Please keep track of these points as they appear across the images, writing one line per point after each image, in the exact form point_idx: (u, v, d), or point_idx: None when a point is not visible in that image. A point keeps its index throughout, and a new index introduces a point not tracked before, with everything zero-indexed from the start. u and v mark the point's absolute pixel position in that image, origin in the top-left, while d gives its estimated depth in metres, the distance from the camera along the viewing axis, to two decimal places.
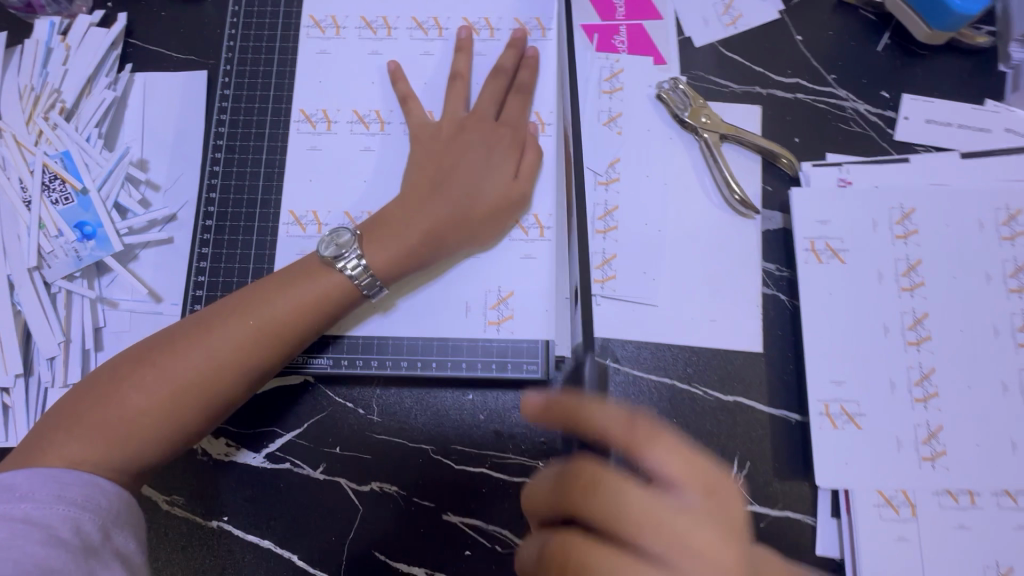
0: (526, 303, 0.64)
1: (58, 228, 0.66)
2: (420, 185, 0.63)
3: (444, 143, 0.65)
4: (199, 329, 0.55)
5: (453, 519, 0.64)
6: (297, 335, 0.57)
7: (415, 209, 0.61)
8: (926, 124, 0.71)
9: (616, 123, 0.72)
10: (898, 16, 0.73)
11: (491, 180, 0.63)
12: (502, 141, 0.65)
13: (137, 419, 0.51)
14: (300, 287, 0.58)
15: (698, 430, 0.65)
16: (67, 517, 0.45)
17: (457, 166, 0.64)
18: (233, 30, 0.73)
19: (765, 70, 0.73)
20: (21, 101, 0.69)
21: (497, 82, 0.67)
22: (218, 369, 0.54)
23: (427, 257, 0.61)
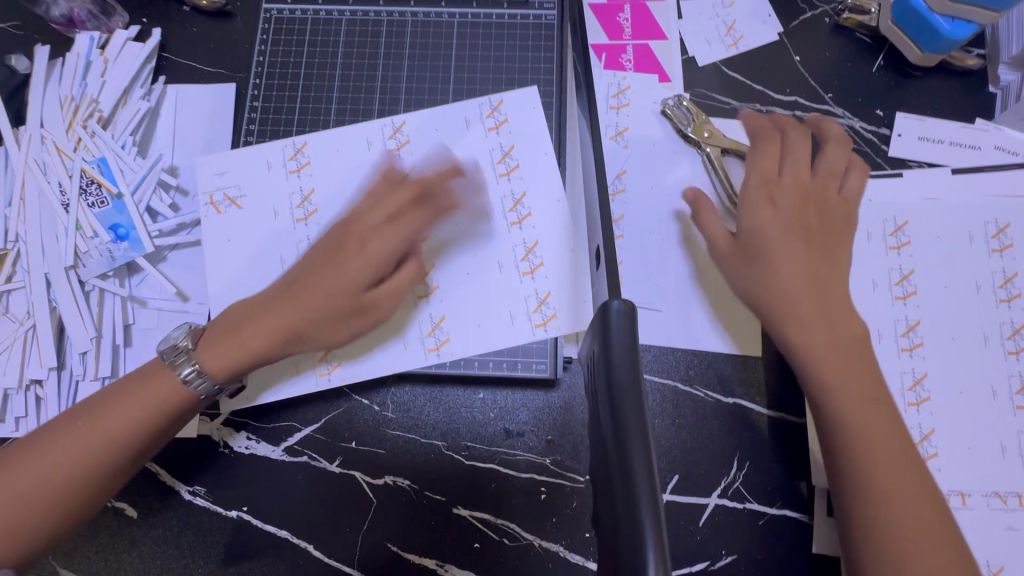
0: (461, 324, 0.65)
1: (94, 230, 0.70)
2: (278, 283, 0.60)
3: (325, 254, 0.60)
4: (65, 430, 0.55)
5: (463, 512, 0.66)
6: (136, 439, 0.55)
7: (256, 317, 0.58)
8: (918, 140, 0.74)
9: (623, 137, 0.76)
10: (891, 39, 0.76)
11: (337, 287, 0.58)
12: (358, 245, 0.60)
13: (22, 497, 0.52)
14: (133, 395, 0.56)
15: (699, 430, 0.68)
16: None
17: (313, 271, 0.59)
18: (263, 46, 0.75)
19: (765, 88, 0.77)
20: (62, 110, 0.73)
21: (392, 184, 0.63)
22: (60, 478, 0.53)
23: (257, 366, 0.58)
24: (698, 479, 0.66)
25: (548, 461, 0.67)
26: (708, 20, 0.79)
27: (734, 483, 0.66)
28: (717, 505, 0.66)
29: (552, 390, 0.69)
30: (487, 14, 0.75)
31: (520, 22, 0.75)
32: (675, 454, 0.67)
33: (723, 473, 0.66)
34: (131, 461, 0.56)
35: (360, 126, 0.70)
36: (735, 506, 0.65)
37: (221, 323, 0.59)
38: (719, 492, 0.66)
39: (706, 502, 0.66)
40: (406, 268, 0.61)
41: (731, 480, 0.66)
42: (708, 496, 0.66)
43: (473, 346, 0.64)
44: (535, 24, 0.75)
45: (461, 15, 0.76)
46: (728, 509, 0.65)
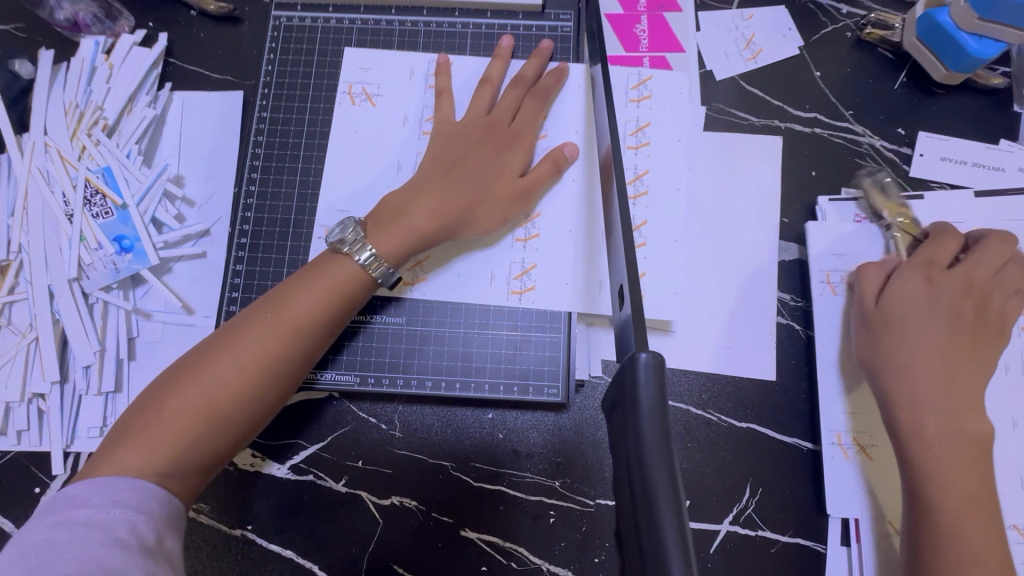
0: (552, 273, 0.66)
1: (98, 241, 0.68)
2: (433, 171, 0.63)
3: (463, 139, 0.65)
4: (231, 333, 0.55)
5: (471, 534, 0.65)
6: (315, 331, 0.57)
7: (422, 193, 0.61)
8: (940, 161, 0.73)
9: (643, 133, 0.71)
10: (915, 55, 0.75)
11: (496, 175, 0.64)
12: (509, 140, 0.65)
13: (205, 403, 0.52)
14: (309, 283, 0.57)
15: (713, 454, 0.66)
16: (125, 519, 0.46)
17: (468, 158, 0.64)
18: (272, 54, 0.73)
19: (785, 104, 0.75)
20: (66, 117, 0.71)
21: (517, 89, 0.67)
22: (257, 363, 0.54)
23: (432, 239, 0.61)
24: (710, 504, 0.65)
25: (557, 485, 0.66)
26: (726, 33, 0.78)
27: (747, 509, 0.65)
28: (729, 532, 0.65)
29: (563, 411, 0.68)
30: (501, 25, 0.74)
31: (535, 33, 0.73)
32: (687, 478, 0.66)
33: (736, 500, 0.65)
34: (310, 353, 0.57)
35: (395, 105, 0.70)
36: (748, 534, 0.64)
37: (386, 207, 0.61)
38: (731, 518, 0.65)
39: (718, 528, 0.65)
40: (544, 165, 0.64)
41: (744, 507, 0.65)
42: (720, 523, 0.65)
43: (558, 300, 0.65)
44: (550, 35, 0.73)
45: (475, 25, 0.74)
46: (740, 536, 0.64)
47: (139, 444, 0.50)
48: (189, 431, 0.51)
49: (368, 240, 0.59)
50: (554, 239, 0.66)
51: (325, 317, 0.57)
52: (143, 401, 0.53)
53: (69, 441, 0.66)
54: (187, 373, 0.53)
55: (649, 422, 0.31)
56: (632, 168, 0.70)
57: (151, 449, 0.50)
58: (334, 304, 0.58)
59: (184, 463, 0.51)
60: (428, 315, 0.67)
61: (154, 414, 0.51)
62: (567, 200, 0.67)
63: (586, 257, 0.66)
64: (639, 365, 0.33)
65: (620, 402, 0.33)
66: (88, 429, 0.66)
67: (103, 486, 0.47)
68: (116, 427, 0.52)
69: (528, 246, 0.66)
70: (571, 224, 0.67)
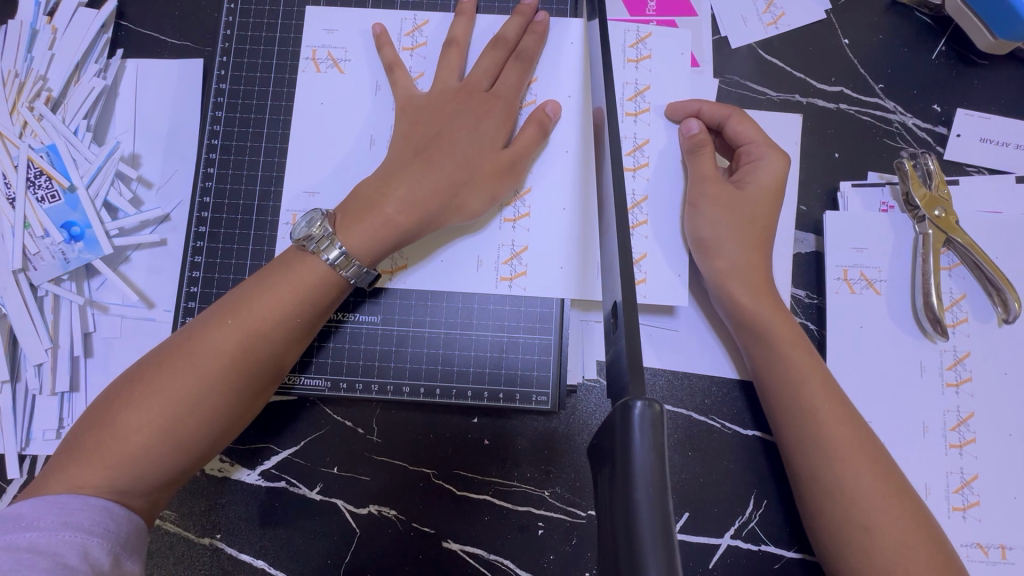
0: (543, 256, 0.59)
1: (44, 228, 0.62)
2: (404, 153, 0.56)
3: (435, 113, 0.58)
4: (189, 338, 0.49)
5: (454, 546, 0.61)
6: (284, 333, 0.51)
7: (395, 179, 0.55)
8: (979, 142, 0.65)
9: (643, 98, 0.63)
10: (958, 20, 0.66)
11: (480, 152, 0.57)
12: (486, 110, 0.58)
13: (163, 417, 0.46)
14: (277, 282, 0.51)
15: (716, 464, 0.61)
16: (76, 542, 0.41)
17: (443, 134, 0.57)
18: (230, 17, 0.65)
19: (807, 76, 0.67)
20: (5, 88, 0.64)
21: (495, 53, 0.60)
22: (220, 371, 0.48)
23: (413, 227, 0.54)
24: (710, 517, 0.61)
25: (547, 494, 0.61)
26: None
27: (750, 523, 0.60)
28: (729, 547, 0.60)
29: (553, 416, 0.62)
30: None
31: None
32: (686, 489, 0.61)
33: (738, 513, 0.60)
34: (280, 358, 0.52)
35: (366, 68, 0.62)
36: (750, 549, 0.60)
37: (358, 197, 0.54)
38: (732, 532, 0.60)
39: (718, 543, 0.60)
40: (529, 128, 0.58)
41: (746, 520, 0.60)
42: (720, 537, 0.60)
43: (553, 286, 0.59)
44: None
45: None
46: (741, 551, 0.60)
47: (89, 464, 0.44)
48: (144, 448, 0.46)
49: (336, 236, 0.52)
50: (545, 226, 0.60)
51: (296, 316, 0.51)
52: (91, 415, 0.47)
53: (23, 445, 0.62)
54: (141, 382, 0.47)
55: (642, 484, 0.26)
56: (631, 137, 0.62)
57: (102, 469, 0.45)
58: (305, 304, 0.52)
59: (139, 482, 0.46)
60: (405, 314, 0.61)
61: (104, 430, 0.46)
62: (559, 184, 0.60)
63: (581, 243, 0.59)
64: (633, 418, 0.27)
65: (609, 459, 0.28)
66: (43, 431, 0.62)
67: (49, 506, 0.42)
68: (61, 445, 0.46)
69: (518, 227, 0.60)
70: (561, 210, 0.60)
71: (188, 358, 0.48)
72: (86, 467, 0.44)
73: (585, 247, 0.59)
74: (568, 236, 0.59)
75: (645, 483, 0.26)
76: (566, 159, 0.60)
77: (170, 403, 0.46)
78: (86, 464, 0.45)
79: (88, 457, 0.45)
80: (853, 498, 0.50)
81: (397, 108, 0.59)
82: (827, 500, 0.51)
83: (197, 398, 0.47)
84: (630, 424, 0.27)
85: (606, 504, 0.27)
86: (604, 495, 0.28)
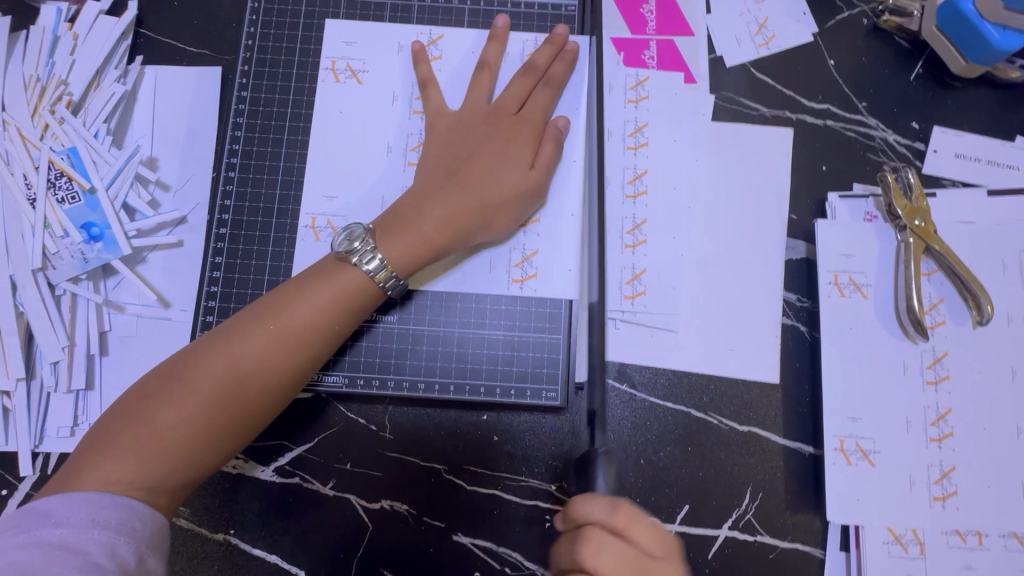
0: (552, 259, 0.63)
1: (64, 229, 0.64)
2: (438, 173, 0.59)
3: (464, 134, 0.61)
4: (227, 339, 0.51)
5: (464, 539, 0.63)
6: (318, 340, 0.53)
7: (429, 198, 0.57)
8: (954, 158, 0.70)
9: (642, 133, 0.70)
10: (933, 45, 0.71)
11: (506, 171, 0.59)
12: (515, 135, 0.60)
13: (199, 415, 0.48)
14: (315, 289, 0.53)
15: (713, 458, 0.65)
16: (103, 541, 0.42)
17: (474, 158, 0.59)
18: (251, 28, 0.67)
19: (797, 94, 0.72)
20: (26, 92, 0.66)
21: (525, 78, 0.63)
22: (256, 375, 0.50)
23: (446, 244, 0.57)
24: (710, 509, 0.64)
25: (554, 488, 0.64)
26: (737, 16, 0.73)
27: (746, 515, 0.63)
28: (727, 538, 0.63)
29: (560, 413, 0.65)
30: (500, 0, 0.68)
31: (538, 11, 0.68)
32: (686, 483, 0.64)
33: (735, 505, 0.64)
34: (312, 364, 0.54)
35: (386, 79, 0.65)
36: (746, 539, 0.63)
37: (394, 214, 0.57)
38: (730, 524, 0.63)
39: (716, 533, 0.63)
40: (547, 146, 0.60)
41: (743, 511, 0.63)
42: (719, 528, 0.63)
43: (561, 288, 0.63)
44: (553, 14, 0.68)
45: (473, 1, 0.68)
46: (738, 541, 0.63)
47: (126, 458, 0.46)
48: (180, 445, 0.48)
49: (376, 249, 0.55)
50: (554, 231, 0.63)
51: (329, 324, 0.53)
52: (126, 406, 0.49)
53: (37, 442, 0.62)
54: (179, 377, 0.49)
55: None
56: (632, 167, 0.70)
57: (136, 461, 0.46)
58: (340, 313, 0.54)
59: (172, 478, 0.48)
60: (421, 314, 0.63)
61: (141, 425, 0.47)
62: (568, 192, 0.63)
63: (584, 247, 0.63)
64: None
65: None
66: (57, 428, 0.63)
67: (78, 503, 0.44)
68: (94, 434, 0.48)
69: (528, 231, 0.63)
70: (568, 217, 0.63)
71: (225, 359, 0.50)
72: (119, 458, 0.46)
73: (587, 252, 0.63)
74: (574, 242, 0.63)
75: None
76: (574, 168, 0.64)
77: (205, 402, 0.49)
78: (120, 454, 0.46)
79: (123, 448, 0.46)
80: None
81: (429, 124, 0.62)
82: None
83: (232, 398, 0.49)
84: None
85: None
86: None
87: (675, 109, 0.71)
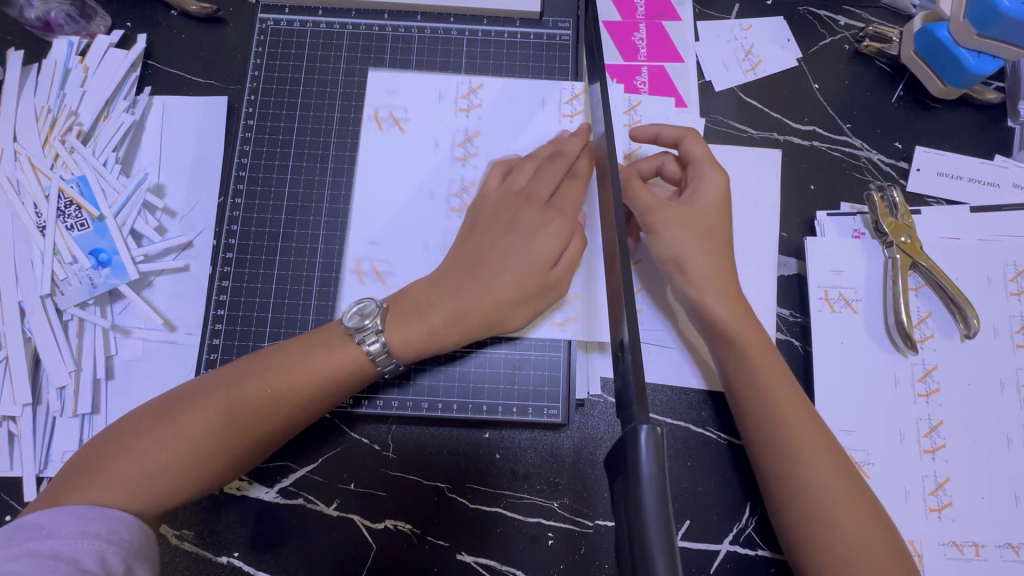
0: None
1: (73, 255, 0.65)
2: (459, 262, 0.60)
3: (491, 221, 0.61)
4: (225, 384, 0.52)
5: (467, 558, 0.63)
6: (313, 401, 0.54)
7: (446, 293, 0.58)
8: (937, 176, 0.73)
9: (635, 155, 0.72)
10: (911, 69, 0.74)
11: (524, 262, 0.58)
12: (543, 222, 0.60)
13: (187, 455, 0.49)
14: (317, 353, 0.55)
15: (712, 474, 0.65)
16: (94, 550, 0.43)
17: (494, 248, 0.59)
18: (257, 59, 0.70)
19: (783, 116, 0.75)
20: (38, 123, 0.68)
21: (556, 165, 0.62)
22: (247, 423, 0.51)
23: (455, 339, 0.57)
24: (710, 523, 0.64)
25: (556, 505, 0.64)
26: (725, 44, 0.77)
27: (746, 529, 0.64)
28: (728, 552, 0.64)
29: (562, 430, 0.66)
30: (497, 32, 0.71)
31: (534, 41, 0.71)
32: (686, 498, 0.65)
33: (735, 519, 0.64)
34: (302, 420, 0.55)
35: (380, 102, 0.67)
36: (747, 553, 0.64)
37: (412, 300, 0.58)
38: (730, 538, 0.64)
39: (717, 548, 0.64)
40: (563, 228, 0.61)
41: (743, 526, 0.64)
42: (720, 543, 0.64)
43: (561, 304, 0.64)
44: (548, 43, 0.71)
45: (471, 32, 0.71)
46: (739, 555, 0.64)
47: (110, 486, 0.47)
48: (165, 481, 0.49)
49: (383, 330, 0.56)
50: None
51: (322, 389, 0.54)
52: (119, 435, 0.50)
53: (42, 466, 0.63)
54: (171, 419, 0.50)
55: (650, 493, 0.32)
56: None
57: (118, 495, 0.47)
58: (338, 382, 0.55)
59: (153, 510, 0.48)
60: None
61: (130, 456, 0.48)
62: None
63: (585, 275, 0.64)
64: (640, 441, 0.33)
65: (622, 472, 0.34)
66: (63, 452, 0.63)
67: (67, 516, 0.44)
68: (86, 457, 0.49)
69: None
70: None
71: (216, 409, 0.51)
72: (102, 487, 0.47)
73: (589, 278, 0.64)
74: (576, 267, 0.64)
75: (654, 495, 0.31)
76: None
77: (191, 447, 0.49)
78: (104, 484, 0.47)
79: (108, 478, 0.47)
80: (824, 503, 0.54)
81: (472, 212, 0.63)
82: (798, 506, 0.55)
83: (218, 445, 0.50)
84: (640, 447, 0.33)
85: (621, 504, 0.33)
86: (619, 499, 0.33)
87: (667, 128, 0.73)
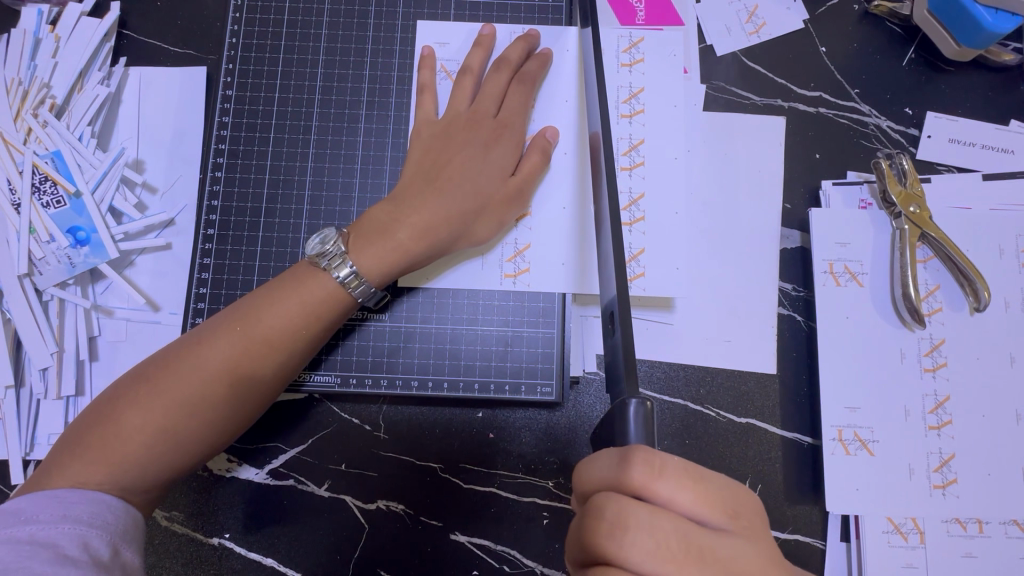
0: (545, 254, 0.62)
1: (50, 233, 0.63)
2: (417, 179, 0.58)
3: (447, 142, 0.59)
4: (195, 343, 0.50)
5: (462, 537, 0.62)
6: (289, 346, 0.52)
7: (407, 206, 0.56)
8: (949, 143, 0.69)
9: (638, 100, 0.66)
10: (924, 29, 0.70)
11: (487, 178, 0.58)
12: (497, 136, 0.60)
13: (167, 418, 0.47)
14: (284, 295, 0.52)
15: (710, 452, 0.64)
16: (75, 535, 0.41)
17: (453, 163, 0.58)
18: (235, 25, 0.67)
19: (789, 82, 0.71)
20: (9, 96, 0.65)
21: (500, 74, 0.62)
22: (222, 378, 0.49)
23: (423, 253, 0.56)
24: None
25: (551, 484, 0.63)
26: (727, 5, 0.73)
27: None
28: None
29: (556, 408, 0.65)
30: None
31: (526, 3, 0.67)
32: None
33: None
34: (283, 371, 0.52)
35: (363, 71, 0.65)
36: None
37: (371, 221, 0.56)
38: None
39: None
40: (533, 155, 0.60)
41: None
42: None
43: (554, 282, 0.61)
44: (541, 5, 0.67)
45: None
46: None
47: (93, 461, 0.45)
48: (148, 449, 0.47)
49: (349, 254, 0.54)
50: (547, 223, 0.62)
51: (298, 332, 0.52)
52: (97, 410, 0.48)
53: (27, 450, 0.62)
54: (147, 381, 0.48)
55: None
56: (627, 138, 0.65)
57: (103, 468, 0.45)
58: (309, 322, 0.53)
59: (139, 483, 0.46)
60: (412, 310, 0.63)
61: (108, 428, 0.47)
62: (558, 179, 0.62)
63: (578, 241, 0.62)
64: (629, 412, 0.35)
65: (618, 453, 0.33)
66: (49, 435, 0.62)
67: (47, 501, 0.42)
68: (67, 436, 0.48)
69: (521, 225, 0.62)
70: (555, 209, 0.62)
71: (190, 365, 0.49)
72: (85, 462, 0.45)
73: (581, 244, 0.62)
74: (568, 234, 0.62)
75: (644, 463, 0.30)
76: (564, 161, 0.63)
77: (171, 409, 0.47)
78: (86, 459, 0.45)
79: (89, 454, 0.46)
80: None
81: (414, 132, 0.61)
82: None
83: (198, 404, 0.48)
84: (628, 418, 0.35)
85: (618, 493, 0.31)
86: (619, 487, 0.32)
87: (668, 79, 0.67)
